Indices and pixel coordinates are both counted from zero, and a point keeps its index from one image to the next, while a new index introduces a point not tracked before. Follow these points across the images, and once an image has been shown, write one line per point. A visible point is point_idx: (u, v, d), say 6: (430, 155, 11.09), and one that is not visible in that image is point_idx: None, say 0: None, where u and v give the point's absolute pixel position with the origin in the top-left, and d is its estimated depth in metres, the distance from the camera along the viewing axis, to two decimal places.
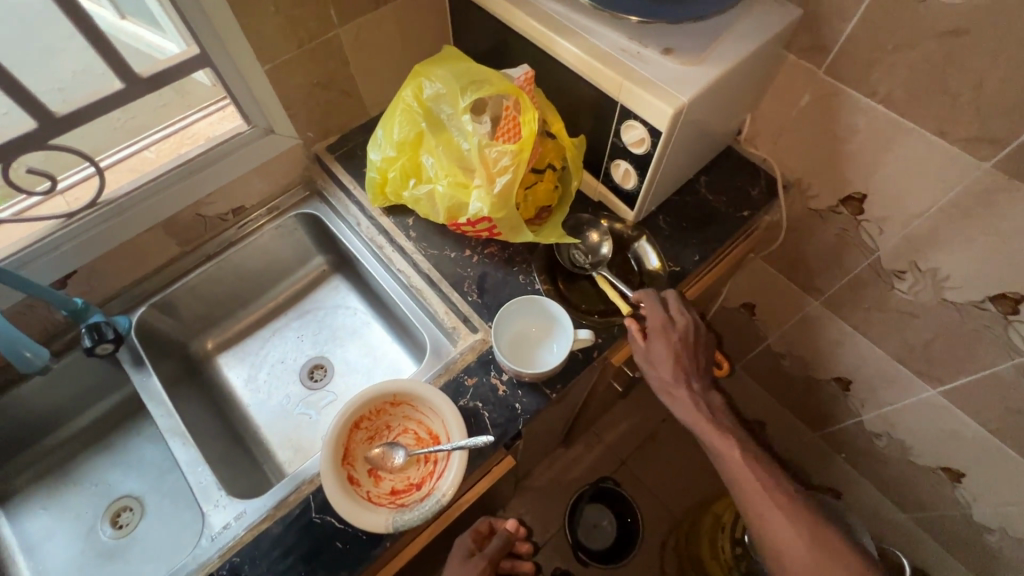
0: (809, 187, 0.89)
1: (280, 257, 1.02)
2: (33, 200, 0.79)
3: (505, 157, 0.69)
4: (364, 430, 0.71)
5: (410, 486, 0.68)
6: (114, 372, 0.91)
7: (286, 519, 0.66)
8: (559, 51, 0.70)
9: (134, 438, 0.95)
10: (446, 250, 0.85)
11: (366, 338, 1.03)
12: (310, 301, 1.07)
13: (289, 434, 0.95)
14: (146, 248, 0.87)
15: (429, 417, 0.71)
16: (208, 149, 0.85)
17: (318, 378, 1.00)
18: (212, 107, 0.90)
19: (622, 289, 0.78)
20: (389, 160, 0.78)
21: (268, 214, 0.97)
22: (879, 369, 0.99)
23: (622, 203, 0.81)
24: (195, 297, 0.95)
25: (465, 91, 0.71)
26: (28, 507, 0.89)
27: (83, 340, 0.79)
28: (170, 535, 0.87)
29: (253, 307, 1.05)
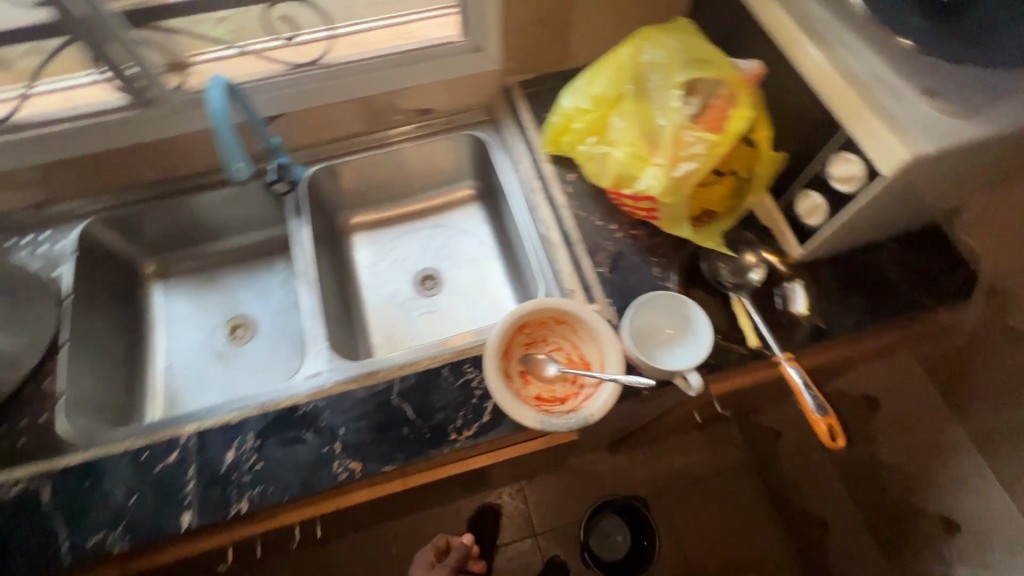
0: (1017, 302, 0.76)
1: (439, 169, 1.08)
2: (273, 45, 0.91)
3: (699, 145, 0.66)
4: (525, 335, 0.74)
5: (554, 399, 0.70)
6: (274, 212, 1.04)
7: (371, 390, 0.72)
8: (801, 59, 0.65)
9: (267, 273, 1.08)
10: (594, 217, 0.85)
11: (482, 270, 1.08)
12: (447, 218, 1.13)
13: (388, 324, 1.03)
14: (340, 117, 0.95)
15: (587, 343, 0.73)
16: (420, 48, 0.92)
17: (428, 287, 1.07)
18: (436, 12, 0.95)
19: (757, 321, 0.73)
20: (579, 112, 0.78)
21: (445, 125, 1.02)
22: (1004, 530, 0.85)
23: (793, 236, 0.76)
24: (358, 175, 1.04)
25: (685, 67, 0.69)
26: (175, 293, 1.05)
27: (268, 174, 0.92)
28: (267, 363, 0.99)
29: (398, 203, 1.13)
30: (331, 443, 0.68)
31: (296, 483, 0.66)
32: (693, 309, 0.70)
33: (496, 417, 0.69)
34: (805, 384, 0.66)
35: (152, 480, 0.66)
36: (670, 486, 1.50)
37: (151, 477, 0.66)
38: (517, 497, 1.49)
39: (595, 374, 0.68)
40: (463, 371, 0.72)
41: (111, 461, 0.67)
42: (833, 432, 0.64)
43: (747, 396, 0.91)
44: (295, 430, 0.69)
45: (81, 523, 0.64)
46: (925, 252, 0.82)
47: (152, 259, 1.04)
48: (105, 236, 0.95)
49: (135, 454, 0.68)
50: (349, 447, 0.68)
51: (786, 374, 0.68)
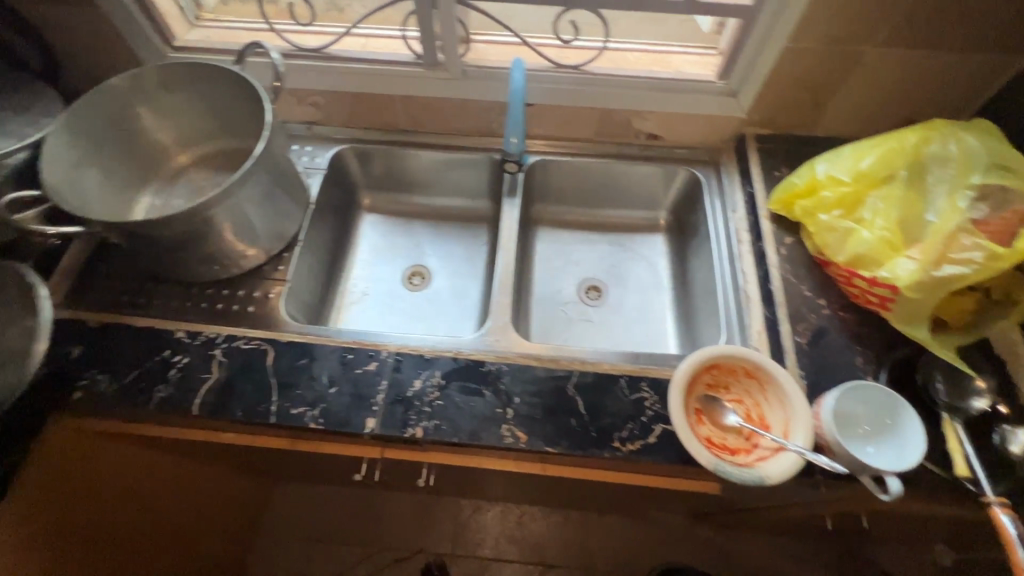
0: None
1: (640, 191, 1.11)
2: (552, 44, 0.97)
3: (977, 252, 0.63)
4: (710, 375, 0.74)
5: (724, 447, 0.69)
6: (482, 186, 1.13)
7: (549, 373, 0.75)
8: None
9: (454, 235, 1.17)
10: (803, 286, 0.83)
11: (648, 299, 1.09)
12: (628, 239, 1.16)
13: (546, 317, 1.08)
14: (578, 120, 1.02)
15: (772, 406, 0.71)
16: (674, 79, 0.96)
17: (591, 296, 1.10)
18: (695, 50, 1.00)
19: (967, 450, 0.67)
20: (833, 182, 0.77)
21: (665, 154, 1.05)
22: None
23: None
24: (566, 176, 1.10)
25: (979, 172, 0.68)
26: (374, 226, 1.16)
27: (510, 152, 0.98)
28: (433, 315, 1.08)
29: (587, 211, 1.17)
30: (504, 407, 0.72)
31: (467, 431, 0.71)
32: (908, 414, 0.66)
33: (661, 442, 0.70)
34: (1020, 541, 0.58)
35: (351, 379, 0.75)
36: None
37: (351, 376, 0.75)
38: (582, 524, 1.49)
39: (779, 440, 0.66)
40: (640, 388, 0.74)
41: (323, 350, 0.77)
42: None
43: (903, 524, 0.84)
44: (476, 383, 0.74)
45: (288, 393, 0.73)
46: None
47: (369, 193, 1.16)
48: (348, 163, 1.09)
49: (342, 352, 0.77)
50: (519, 417, 0.72)
51: (994, 518, 0.61)
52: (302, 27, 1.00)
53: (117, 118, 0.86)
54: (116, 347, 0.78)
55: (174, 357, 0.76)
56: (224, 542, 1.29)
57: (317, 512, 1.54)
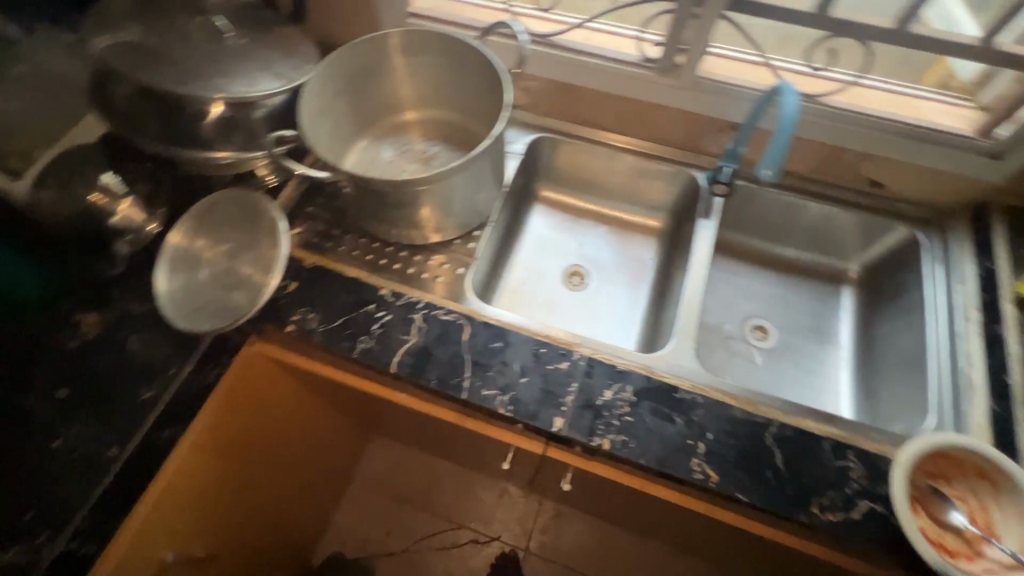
0: None
1: (837, 239, 1.03)
2: (798, 68, 0.92)
3: None
4: (930, 464, 0.67)
5: (942, 546, 0.62)
6: (668, 200, 1.09)
7: (747, 417, 0.71)
8: None
9: (622, 243, 1.12)
10: None
11: (822, 354, 1.01)
12: (808, 285, 1.08)
13: (707, 349, 1.02)
14: (798, 152, 0.96)
15: (1004, 516, 0.63)
16: (923, 127, 0.87)
17: (759, 337, 1.03)
18: (950, 99, 0.90)
19: None
20: None
21: (883, 206, 0.97)
22: None
23: None
24: (763, 206, 1.03)
25: None
26: (544, 218, 1.15)
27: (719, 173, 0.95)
28: (591, 319, 1.04)
29: (768, 246, 1.10)
30: (697, 441, 0.69)
31: (656, 455, 0.69)
32: None
33: (865, 521, 0.65)
34: None
35: (543, 373, 0.74)
36: None
37: (542, 370, 0.75)
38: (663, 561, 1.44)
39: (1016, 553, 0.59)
40: (844, 455, 0.69)
41: (517, 338, 0.77)
42: None
43: None
44: (669, 408, 0.72)
45: (482, 373, 0.74)
46: None
47: (546, 183, 1.15)
48: (540, 152, 1.08)
49: (535, 345, 0.77)
50: (712, 454, 0.69)
51: None
52: (539, 12, 1.01)
53: (359, 72, 0.90)
54: (327, 291, 0.82)
55: (377, 313, 0.80)
56: (326, 482, 1.37)
57: (403, 472, 1.60)
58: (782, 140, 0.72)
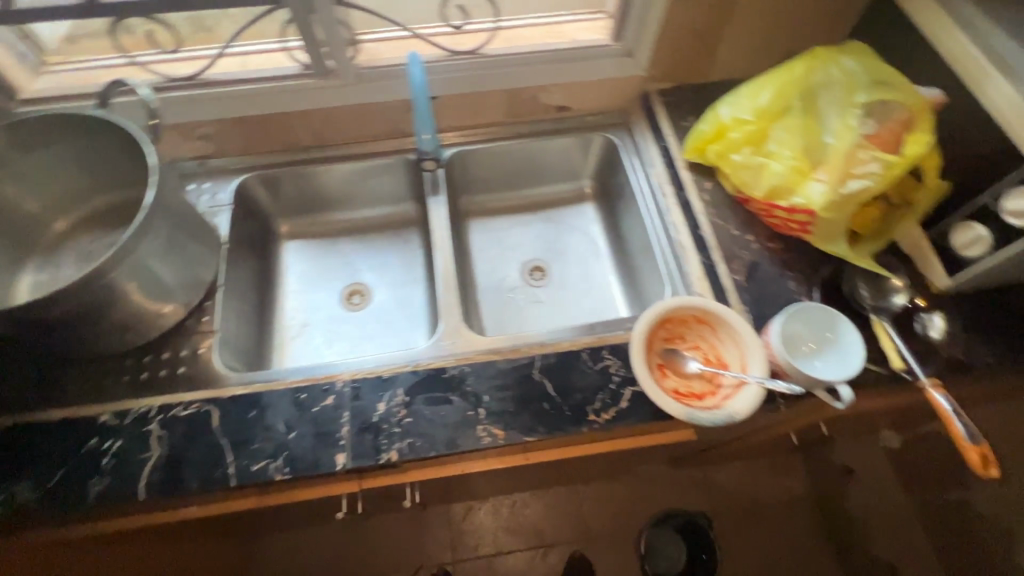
0: None
1: (561, 165, 1.12)
2: (444, 32, 0.97)
3: (874, 164, 0.68)
4: (665, 329, 0.76)
5: (692, 394, 0.71)
6: (406, 189, 1.09)
7: (513, 363, 0.75)
8: (988, 94, 0.65)
9: (386, 246, 1.12)
10: (730, 227, 0.87)
11: (591, 268, 1.11)
12: (560, 213, 1.17)
13: (497, 308, 1.07)
14: (487, 105, 1.00)
15: (726, 344, 0.74)
16: (569, 47, 0.97)
17: (536, 277, 1.11)
18: (583, 16, 1.01)
19: (899, 345, 0.74)
20: (736, 123, 0.80)
21: (578, 124, 1.06)
22: None
23: (942, 267, 0.76)
24: (488, 162, 1.08)
25: (865, 87, 0.70)
26: (302, 254, 1.10)
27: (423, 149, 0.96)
28: (381, 330, 1.03)
29: (515, 194, 1.16)
30: (475, 409, 0.71)
31: (444, 440, 0.69)
32: (842, 324, 0.72)
33: (633, 405, 0.71)
34: (955, 414, 0.66)
35: (310, 418, 0.71)
36: (729, 510, 1.51)
37: (309, 416, 0.71)
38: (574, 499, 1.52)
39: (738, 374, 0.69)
40: (601, 356, 0.75)
41: (273, 397, 0.72)
42: (985, 463, 0.63)
43: (854, 422, 0.92)
44: (442, 390, 0.73)
45: (244, 451, 0.68)
46: None
47: (286, 220, 1.10)
48: (256, 193, 1.01)
49: (295, 394, 0.72)
50: (492, 413, 0.71)
51: (932, 400, 0.69)
52: (169, 55, 0.92)
53: None
54: (38, 448, 0.69)
55: (105, 445, 0.69)
56: None
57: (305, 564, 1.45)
58: (425, 110, 0.89)
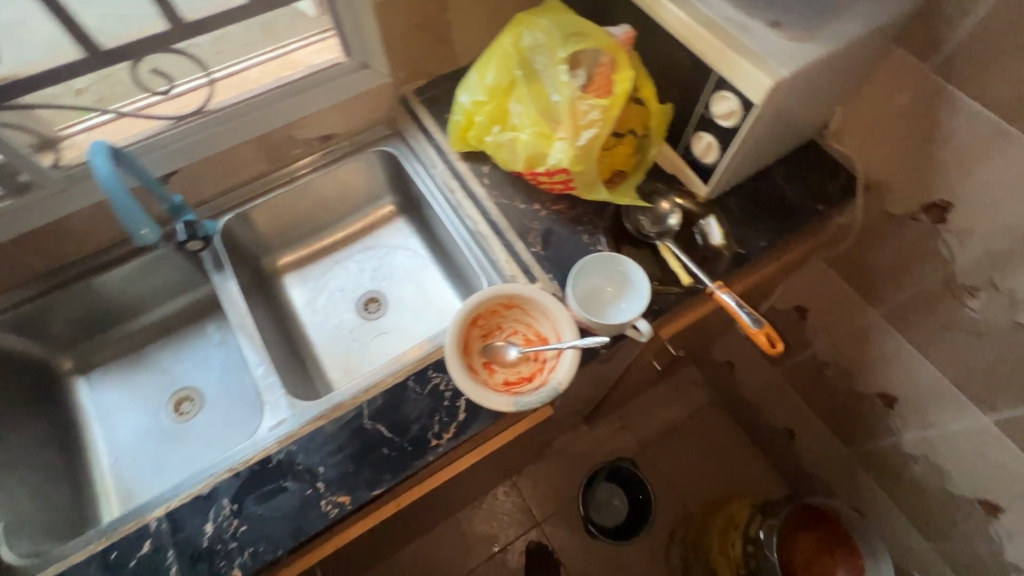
0: (893, 193, 0.87)
1: (353, 190, 1.07)
2: (154, 101, 0.88)
3: (595, 111, 0.71)
4: (480, 327, 0.75)
5: (521, 379, 0.72)
6: (194, 274, 0.99)
7: (340, 421, 0.71)
8: (664, 18, 0.70)
9: (199, 338, 1.01)
10: (516, 203, 0.88)
11: (422, 280, 1.08)
12: (375, 237, 1.12)
13: (341, 356, 1.01)
14: (242, 160, 0.93)
15: (539, 320, 0.75)
16: (307, 74, 0.91)
17: (372, 310, 1.06)
18: (314, 36, 0.95)
19: (685, 260, 0.79)
20: (477, 106, 0.80)
21: (351, 147, 1.02)
22: (929, 387, 0.97)
23: (697, 177, 0.82)
24: (273, 215, 1.01)
25: (565, 42, 0.72)
26: (104, 384, 0.97)
27: (177, 234, 0.88)
28: (222, 429, 0.93)
29: (321, 235, 1.10)
30: (313, 485, 0.67)
31: (287, 533, 0.64)
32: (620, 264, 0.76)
33: (470, 414, 0.70)
34: (738, 305, 0.72)
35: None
36: (650, 440, 1.59)
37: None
38: (511, 494, 1.52)
39: (553, 345, 0.70)
40: (428, 377, 0.73)
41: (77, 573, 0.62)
42: (771, 340, 0.70)
43: (693, 333, 0.98)
44: (273, 481, 0.67)
45: None
46: (809, 166, 0.92)
47: (68, 355, 0.96)
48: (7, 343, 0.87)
49: (103, 556, 0.63)
50: (332, 482, 0.67)
51: (721, 300, 0.75)
52: None
53: None
54: None
55: None
56: None
57: None
58: (130, 206, 0.73)
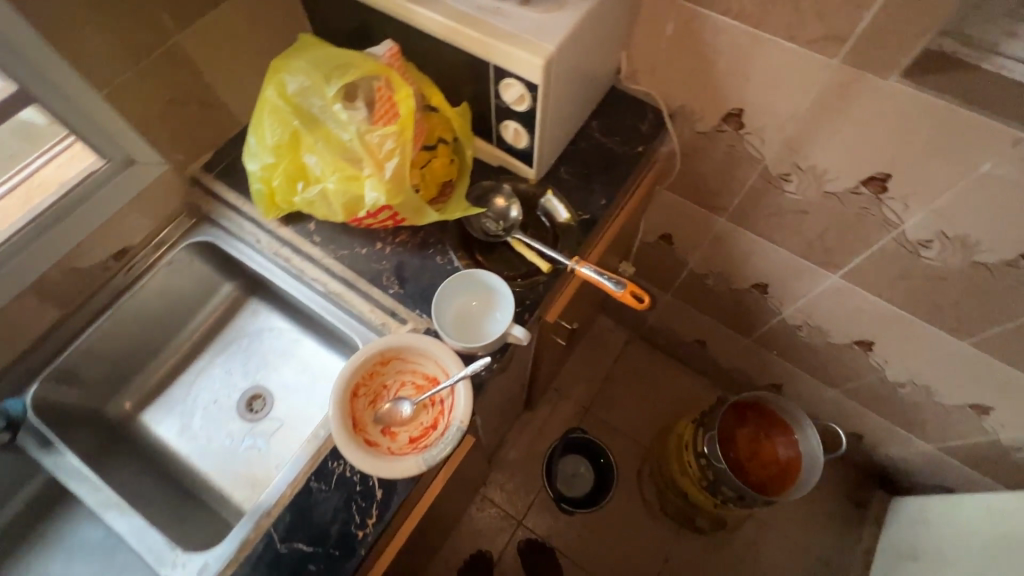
0: (694, 114, 0.92)
1: (182, 294, 0.95)
2: None
3: (389, 140, 0.66)
4: (364, 395, 0.70)
5: (426, 430, 0.68)
6: (26, 459, 0.84)
7: (252, 559, 0.64)
8: (421, 23, 0.67)
9: (66, 524, 0.87)
10: (357, 249, 0.82)
11: (299, 355, 0.99)
12: (230, 332, 1.01)
13: (242, 471, 0.91)
14: (25, 317, 0.79)
15: (421, 363, 0.71)
16: (63, 195, 0.78)
17: (257, 408, 0.96)
18: (55, 146, 0.79)
19: (540, 248, 0.78)
20: (270, 169, 0.73)
21: (156, 251, 0.90)
22: (787, 266, 1.08)
23: (520, 162, 0.81)
24: (93, 358, 0.88)
25: (330, 78, 0.67)
26: None
27: None
28: None
29: (168, 353, 0.98)
30: None
31: None
32: (467, 279, 0.75)
33: (388, 488, 0.66)
34: (599, 274, 0.74)
35: None
36: (590, 399, 1.64)
37: None
38: (483, 509, 1.51)
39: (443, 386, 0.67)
40: (330, 470, 0.67)
41: None
42: (637, 295, 0.74)
43: (579, 301, 1.00)
44: None
45: None
46: (618, 112, 0.94)
47: None
48: None
49: None
50: None
51: (583, 274, 0.76)
52: None
53: None
54: None
55: None
56: None
57: None
58: None
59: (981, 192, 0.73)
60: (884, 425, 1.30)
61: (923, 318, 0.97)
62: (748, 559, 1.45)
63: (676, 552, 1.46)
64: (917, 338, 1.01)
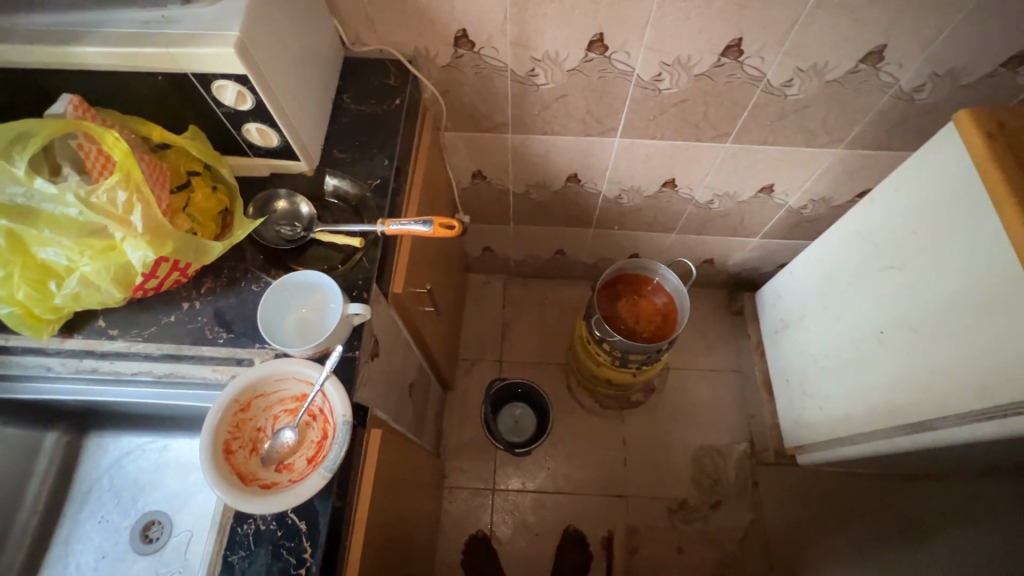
0: (430, 51, 0.95)
1: None
2: None
3: (120, 191, 0.60)
4: (242, 448, 0.66)
5: (319, 444, 0.67)
6: None
7: None
8: (90, 61, 0.61)
9: None
10: (164, 319, 0.75)
11: (173, 459, 0.89)
12: (82, 480, 0.88)
13: None
14: None
15: (283, 387, 0.69)
16: None
17: (156, 534, 0.86)
18: None
19: (346, 228, 0.78)
20: (6, 284, 0.64)
21: None
22: (581, 149, 1.18)
23: (286, 159, 0.79)
24: None
25: (15, 158, 0.59)
26: None
27: None
28: None
29: (17, 540, 0.84)
30: None
31: None
32: (273, 305, 0.72)
33: (310, 516, 0.64)
34: (406, 223, 0.76)
35: None
36: (497, 350, 1.70)
37: None
38: (454, 498, 1.51)
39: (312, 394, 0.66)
40: (241, 536, 0.63)
41: None
42: (446, 224, 0.77)
43: (422, 263, 1.01)
44: None
45: None
46: (363, 78, 0.95)
47: None
48: None
49: None
50: None
51: (394, 231, 0.77)
52: None
53: None
54: None
55: None
56: None
57: None
58: None
59: (667, 16, 0.86)
60: (720, 240, 1.51)
61: (693, 139, 1.12)
62: (683, 403, 1.64)
63: (628, 431, 1.59)
64: (699, 156, 1.18)
